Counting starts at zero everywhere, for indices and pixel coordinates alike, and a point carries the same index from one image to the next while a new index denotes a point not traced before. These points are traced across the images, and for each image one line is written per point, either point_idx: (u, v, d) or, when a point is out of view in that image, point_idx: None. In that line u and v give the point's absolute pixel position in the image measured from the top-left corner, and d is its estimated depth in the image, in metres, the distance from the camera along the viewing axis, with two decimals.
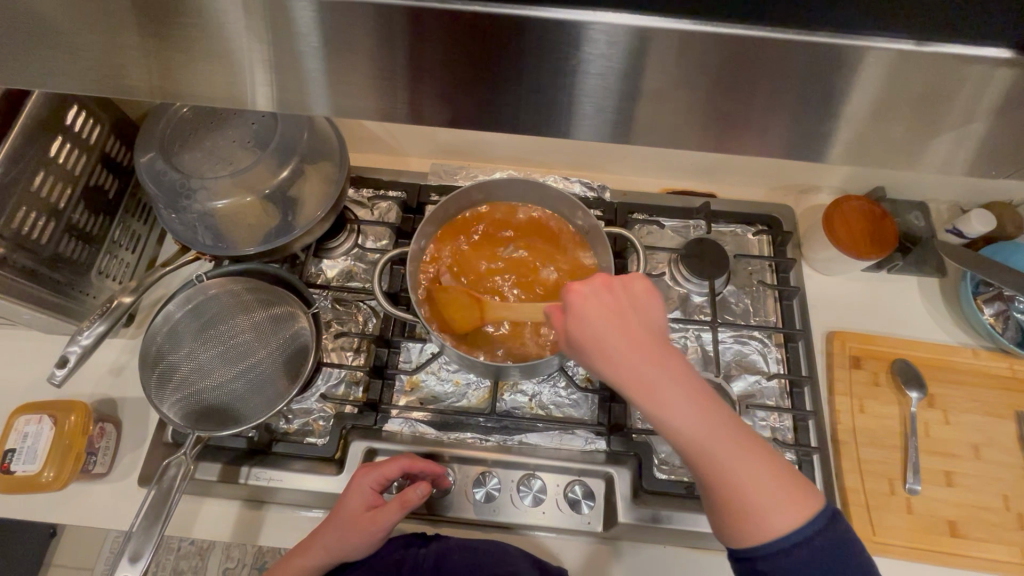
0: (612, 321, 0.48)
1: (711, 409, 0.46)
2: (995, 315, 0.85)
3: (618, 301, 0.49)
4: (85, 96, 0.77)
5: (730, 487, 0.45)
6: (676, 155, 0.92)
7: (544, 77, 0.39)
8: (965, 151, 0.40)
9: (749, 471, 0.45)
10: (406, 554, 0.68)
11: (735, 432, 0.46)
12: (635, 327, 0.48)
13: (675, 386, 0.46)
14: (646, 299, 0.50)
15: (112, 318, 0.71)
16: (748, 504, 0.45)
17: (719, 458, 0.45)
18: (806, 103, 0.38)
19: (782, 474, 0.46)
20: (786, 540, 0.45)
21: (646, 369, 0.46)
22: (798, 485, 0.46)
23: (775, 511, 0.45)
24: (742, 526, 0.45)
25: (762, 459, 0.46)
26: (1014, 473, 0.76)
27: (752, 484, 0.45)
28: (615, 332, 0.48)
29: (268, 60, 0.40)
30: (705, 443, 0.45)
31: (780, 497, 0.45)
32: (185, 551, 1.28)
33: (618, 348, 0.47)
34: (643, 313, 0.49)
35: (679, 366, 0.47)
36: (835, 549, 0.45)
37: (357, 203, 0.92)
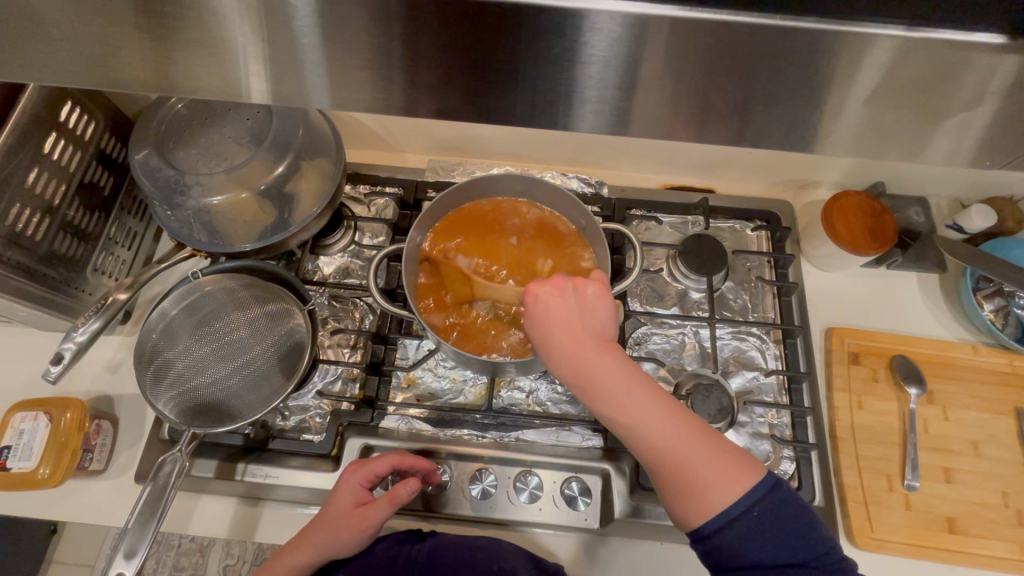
0: (558, 321, 0.55)
1: (648, 396, 0.52)
2: (995, 311, 0.85)
3: (565, 302, 0.56)
4: (80, 92, 0.77)
5: (666, 464, 0.50)
6: (674, 150, 0.92)
7: (536, 67, 0.39)
8: (964, 141, 0.39)
9: (681, 451, 0.50)
10: (401, 550, 0.68)
11: (670, 415, 0.52)
12: (579, 326, 0.55)
13: (611, 377, 0.53)
14: (595, 299, 0.56)
15: (107, 315, 0.71)
16: (686, 479, 0.49)
17: (652, 438, 0.51)
18: (802, 94, 0.38)
19: (720, 451, 0.50)
20: (728, 512, 0.48)
21: (585, 362, 0.54)
22: (738, 460, 0.50)
23: (713, 484, 0.49)
24: (683, 500, 0.49)
25: (697, 440, 0.51)
26: (1014, 469, 0.76)
27: (687, 460, 0.50)
28: (560, 331, 0.55)
29: (259, 52, 0.39)
30: (639, 425, 0.51)
31: (716, 472, 0.49)
32: (185, 548, 1.28)
33: (562, 345, 0.55)
34: (588, 312, 0.56)
35: (618, 360, 0.54)
36: (778, 514, 0.48)
37: (354, 199, 0.92)
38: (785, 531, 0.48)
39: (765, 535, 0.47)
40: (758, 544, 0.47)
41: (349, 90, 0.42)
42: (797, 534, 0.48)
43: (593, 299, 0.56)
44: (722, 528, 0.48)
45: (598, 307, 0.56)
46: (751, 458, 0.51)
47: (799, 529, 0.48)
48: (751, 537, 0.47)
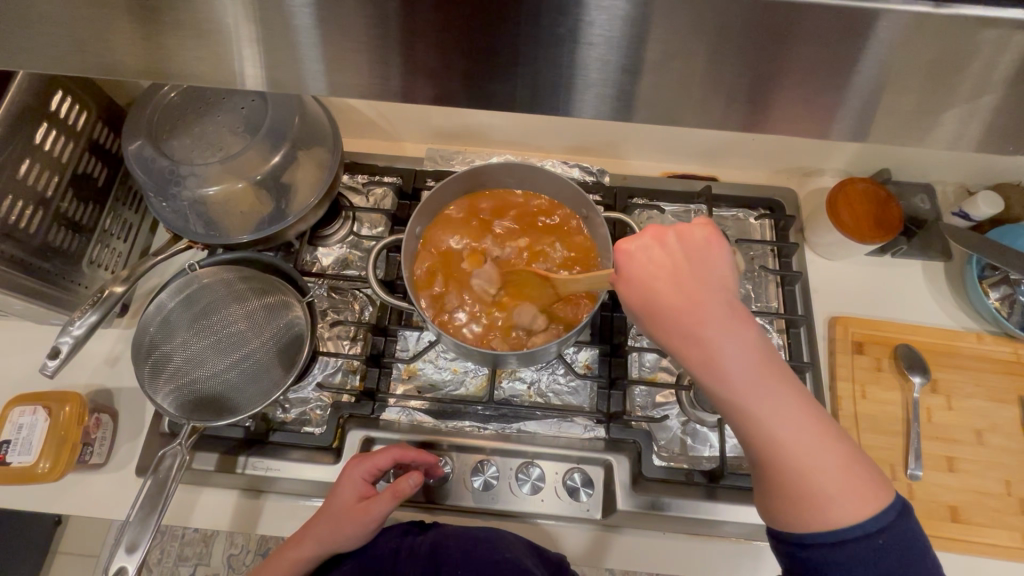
0: (670, 280, 0.48)
1: (779, 379, 0.45)
2: (1001, 299, 0.83)
3: (681, 259, 0.48)
4: (70, 81, 0.75)
5: (787, 465, 0.44)
6: (675, 137, 0.91)
7: (538, 49, 0.38)
8: (978, 124, 0.38)
9: (811, 453, 0.44)
10: (403, 542, 0.68)
11: (801, 405, 0.45)
12: (699, 286, 0.47)
13: (737, 349, 0.45)
14: (712, 253, 0.49)
15: (104, 309, 0.70)
16: (808, 488, 0.44)
17: (779, 434, 0.44)
18: (811, 74, 0.37)
19: (849, 457, 0.45)
20: (847, 531, 0.43)
21: (704, 331, 0.46)
22: (865, 472, 0.45)
23: (842, 499, 0.44)
24: (795, 507, 0.45)
25: (828, 443, 0.45)
26: (1017, 458, 0.76)
27: (813, 465, 0.44)
28: (675, 290, 0.47)
29: (250, 34, 0.38)
30: (767, 416, 0.44)
31: (845, 482, 0.44)
32: (190, 538, 1.29)
33: (675, 308, 0.47)
34: (708, 268, 0.48)
35: (751, 332, 0.46)
36: (904, 546, 0.43)
37: (352, 189, 0.91)
38: (907, 569, 0.43)
39: (882, 563, 0.43)
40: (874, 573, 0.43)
41: (345, 74, 0.40)
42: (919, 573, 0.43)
43: (714, 253, 0.49)
44: (834, 544, 0.43)
45: (716, 265, 0.48)
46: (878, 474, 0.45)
47: (923, 569, 0.43)
48: (866, 561, 0.43)
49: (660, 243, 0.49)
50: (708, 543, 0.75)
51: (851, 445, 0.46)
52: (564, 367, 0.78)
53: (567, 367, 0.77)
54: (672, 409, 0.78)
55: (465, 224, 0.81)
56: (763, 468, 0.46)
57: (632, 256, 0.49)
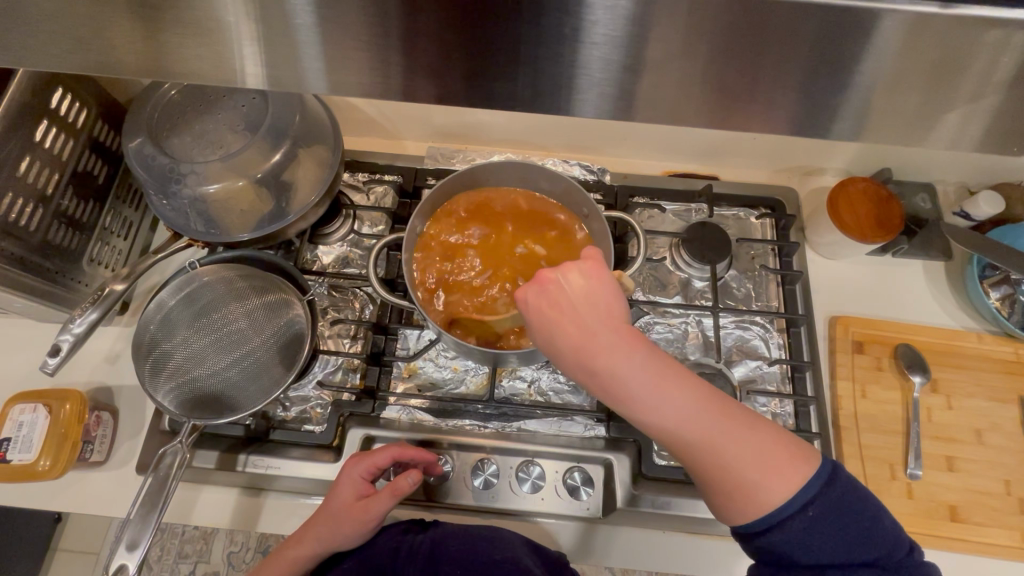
0: (565, 319, 0.47)
1: (683, 388, 0.46)
2: (1002, 299, 0.83)
3: (571, 292, 0.48)
4: (70, 78, 0.75)
5: (714, 466, 0.46)
6: (676, 136, 0.90)
7: (540, 48, 0.38)
8: (978, 125, 0.38)
9: (733, 448, 0.46)
10: (404, 540, 0.68)
11: (713, 405, 0.46)
12: (592, 318, 0.47)
13: (639, 378, 0.46)
14: (597, 280, 0.48)
15: (105, 306, 0.70)
16: (738, 482, 0.46)
17: (699, 443, 0.46)
18: (814, 75, 0.37)
19: (770, 438, 0.47)
20: (784, 511, 0.45)
21: (606, 365, 0.46)
22: (788, 448, 0.47)
23: (770, 483, 0.45)
24: (734, 502, 0.46)
25: (744, 431, 0.46)
26: (1017, 458, 0.76)
27: (737, 458, 0.46)
28: (571, 327, 0.47)
29: (251, 34, 0.38)
30: (682, 427, 0.46)
31: (771, 467, 0.46)
32: (190, 535, 1.29)
33: (576, 347, 0.46)
34: (597, 298, 0.47)
35: (648, 355, 0.46)
36: (837, 510, 0.46)
37: (353, 187, 0.91)
38: (845, 528, 0.45)
39: (820, 534, 0.45)
40: (815, 544, 0.45)
41: (346, 73, 0.40)
42: (857, 531, 0.46)
43: (599, 277, 0.48)
44: (775, 527, 0.45)
45: (602, 291, 0.48)
46: (803, 445, 0.48)
47: (861, 525, 0.46)
48: (806, 536, 0.45)
49: (548, 280, 0.48)
50: (708, 542, 0.76)
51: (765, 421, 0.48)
52: None
53: None
54: None
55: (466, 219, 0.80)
56: (697, 475, 0.47)
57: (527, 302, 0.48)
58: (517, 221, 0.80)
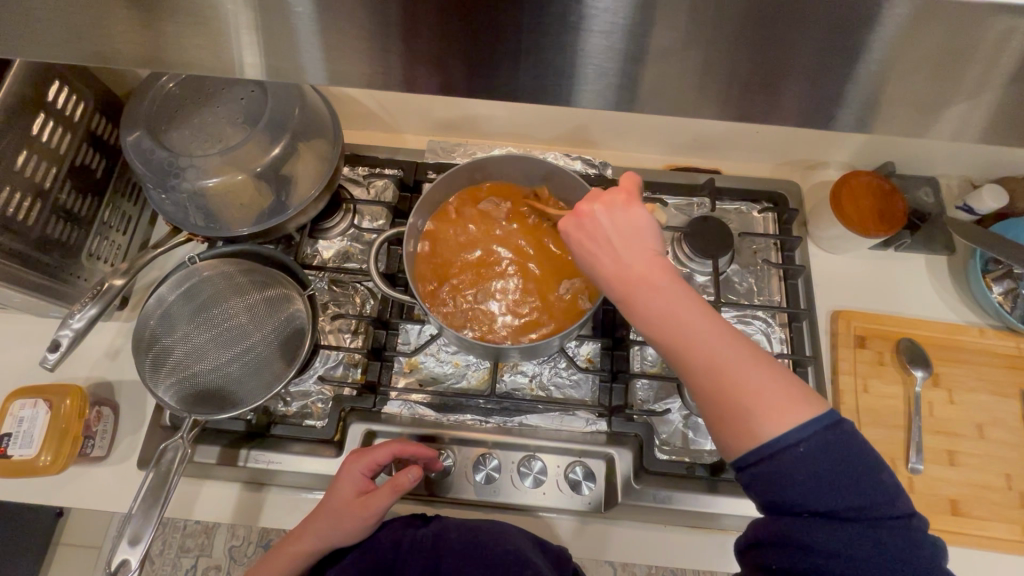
0: (592, 236, 0.53)
1: (696, 309, 0.49)
2: (1004, 293, 0.83)
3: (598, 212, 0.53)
4: (67, 71, 0.75)
5: (711, 387, 0.47)
6: (678, 128, 0.90)
7: (543, 36, 0.37)
8: (981, 118, 0.38)
9: (732, 370, 0.46)
10: (405, 534, 0.68)
11: (727, 333, 0.48)
12: (622, 240, 0.52)
13: (649, 290, 0.50)
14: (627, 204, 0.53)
15: (104, 302, 0.70)
16: (732, 406, 0.46)
17: (699, 358, 0.47)
18: (823, 63, 0.36)
19: (781, 376, 0.46)
20: (773, 445, 0.44)
21: (625, 278, 0.51)
22: (796, 389, 0.45)
23: (765, 414, 0.44)
24: (727, 426, 0.46)
25: (749, 360, 0.47)
26: (1018, 452, 0.76)
27: (735, 382, 0.46)
28: (595, 243, 0.53)
29: (251, 22, 0.37)
30: (684, 343, 0.48)
31: (770, 398, 0.45)
32: (191, 529, 1.30)
33: (596, 256, 0.52)
34: (624, 219, 0.52)
35: (663, 274, 0.50)
36: (828, 452, 0.43)
37: (353, 181, 0.90)
38: (834, 473, 0.43)
39: (806, 473, 0.43)
40: (799, 483, 0.43)
41: (347, 63, 0.40)
42: (848, 477, 0.43)
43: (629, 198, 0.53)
44: (763, 461, 0.44)
45: (634, 220, 0.52)
46: (816, 394, 0.45)
47: (851, 472, 0.43)
48: (791, 473, 0.43)
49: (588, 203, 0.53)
50: (708, 535, 0.76)
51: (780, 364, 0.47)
52: (567, 361, 0.77)
53: (569, 361, 0.76)
54: (674, 403, 0.78)
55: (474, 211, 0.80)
56: (697, 394, 0.48)
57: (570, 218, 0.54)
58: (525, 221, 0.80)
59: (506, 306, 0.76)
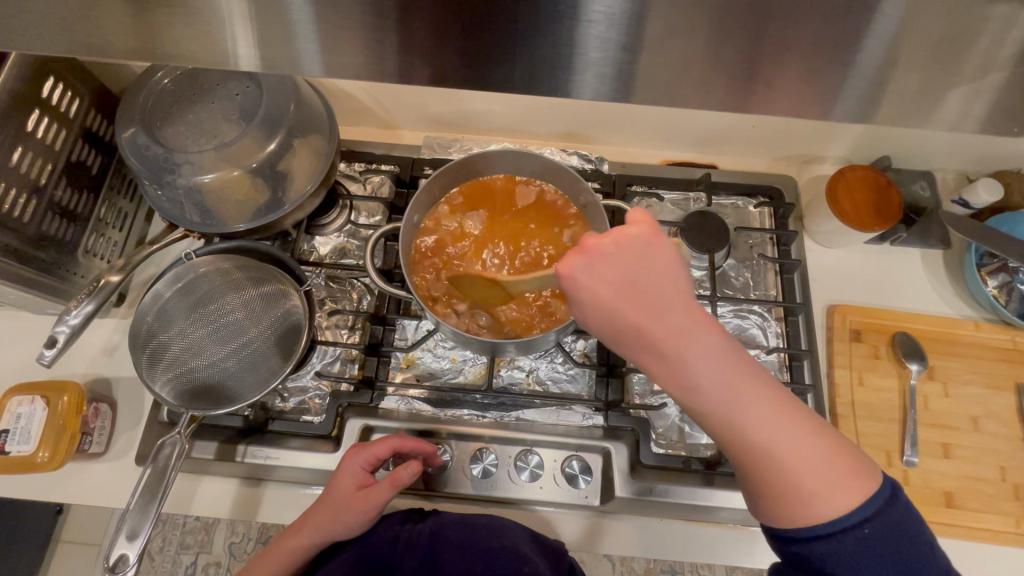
0: (624, 291, 0.46)
1: (744, 379, 0.45)
2: (999, 287, 0.83)
3: (630, 267, 0.46)
4: (61, 68, 0.75)
5: (766, 463, 0.45)
6: (674, 123, 0.90)
7: (537, 27, 0.37)
8: (978, 106, 0.38)
9: (788, 446, 0.45)
10: (403, 530, 0.69)
11: (774, 400, 0.46)
12: (658, 294, 0.45)
13: (698, 358, 0.45)
14: (661, 256, 0.46)
15: (100, 297, 0.70)
16: (789, 483, 0.45)
17: (754, 434, 0.45)
18: (815, 52, 0.36)
19: (824, 444, 0.46)
20: (829, 521, 0.44)
21: (667, 343, 0.45)
22: (839, 454, 0.46)
23: (819, 488, 0.44)
24: (781, 500, 0.45)
25: (799, 430, 0.45)
26: (1013, 444, 0.76)
27: (790, 458, 0.45)
28: (629, 301, 0.46)
29: (244, 13, 0.37)
30: (737, 419, 0.45)
31: (825, 471, 0.45)
32: (191, 526, 1.30)
33: (632, 316, 0.45)
34: (659, 274, 0.46)
35: (708, 335, 0.46)
36: (892, 533, 0.43)
37: (348, 177, 0.90)
38: (901, 554, 0.43)
39: (873, 554, 0.43)
40: (865, 564, 0.43)
41: (340, 54, 0.40)
42: (913, 557, 0.43)
43: (659, 249, 0.46)
44: (820, 539, 0.44)
45: (674, 268, 0.46)
46: (861, 462, 0.45)
47: (915, 552, 0.43)
48: (859, 555, 0.43)
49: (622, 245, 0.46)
50: (704, 529, 0.76)
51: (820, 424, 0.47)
52: (563, 355, 0.78)
53: (566, 356, 0.76)
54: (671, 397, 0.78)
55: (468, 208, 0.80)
56: (746, 466, 0.46)
57: (599, 266, 0.46)
58: (517, 214, 0.80)
59: (501, 303, 0.75)
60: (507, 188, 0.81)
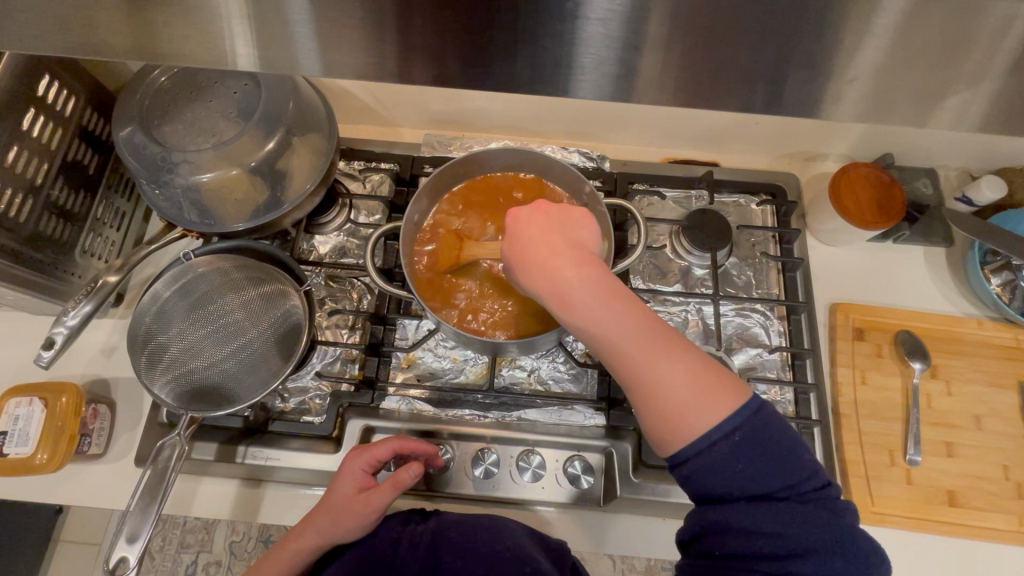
0: (528, 236, 0.52)
1: (630, 309, 0.48)
2: (1003, 285, 0.82)
3: (536, 219, 0.52)
4: (57, 65, 0.74)
5: (648, 385, 0.47)
6: (677, 120, 0.89)
7: (538, 26, 0.36)
8: (978, 106, 0.37)
9: (668, 368, 0.47)
10: (405, 531, 0.68)
11: (662, 331, 0.48)
12: (552, 232, 0.52)
13: (587, 290, 0.48)
14: (564, 214, 0.53)
15: (98, 298, 0.69)
16: (669, 404, 0.46)
17: (636, 359, 0.47)
18: (822, 52, 0.36)
19: (710, 372, 0.47)
20: (708, 437, 0.45)
21: (559, 277, 0.49)
22: (724, 381, 0.47)
23: (699, 407, 0.46)
24: (664, 422, 0.46)
25: (683, 357, 0.47)
26: (1015, 443, 0.76)
27: (670, 380, 0.46)
28: (531, 244, 0.51)
29: (241, 10, 0.36)
30: (622, 345, 0.47)
31: (704, 392, 0.46)
32: (191, 525, 1.30)
33: (532, 256, 0.50)
34: (561, 225, 0.53)
35: (600, 271, 0.50)
36: (753, 436, 0.45)
37: (347, 175, 0.89)
38: (761, 456, 0.45)
39: (736, 458, 0.45)
40: (732, 469, 0.44)
41: (338, 52, 0.39)
42: (774, 460, 0.45)
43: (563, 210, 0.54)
44: (696, 454, 0.45)
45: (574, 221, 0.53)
46: (730, 381, 0.47)
47: (774, 455, 0.45)
48: (721, 462, 0.45)
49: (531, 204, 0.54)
50: None
51: (709, 358, 0.49)
52: (565, 355, 0.77)
53: (567, 355, 0.76)
54: None
55: (468, 206, 0.80)
56: (633, 393, 0.48)
57: (513, 219, 0.53)
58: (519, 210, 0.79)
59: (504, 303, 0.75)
60: (508, 185, 0.80)
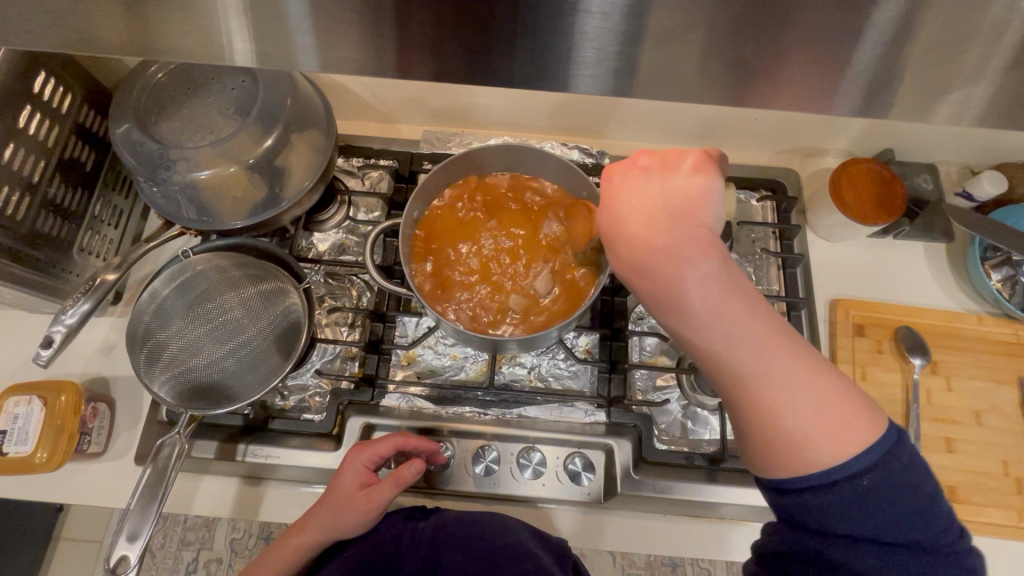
0: (635, 218, 0.47)
1: (748, 313, 0.44)
2: (1003, 281, 0.82)
3: (647, 198, 0.47)
4: (53, 62, 0.73)
5: (758, 402, 0.44)
6: (676, 116, 0.89)
7: (537, 20, 0.36)
8: (977, 102, 0.37)
9: (787, 387, 0.43)
10: (406, 528, 0.69)
11: (783, 340, 0.44)
12: (670, 216, 0.46)
13: (699, 286, 0.44)
14: (687, 190, 0.46)
15: (97, 297, 0.69)
16: (782, 427, 0.43)
17: (749, 371, 0.44)
18: (823, 47, 0.35)
19: (833, 395, 0.43)
20: (823, 471, 0.42)
21: (666, 269, 0.45)
22: (850, 408, 0.43)
23: (818, 436, 0.42)
24: (772, 446, 0.44)
25: (804, 375, 0.44)
26: (1014, 438, 0.76)
27: (786, 400, 0.43)
28: (638, 228, 0.47)
29: (238, 6, 0.36)
30: (735, 353, 0.44)
31: (824, 419, 0.42)
32: (191, 523, 1.30)
33: (638, 240, 0.46)
34: (680, 203, 0.46)
35: (717, 265, 0.45)
36: (884, 482, 0.41)
37: (346, 172, 0.89)
38: (891, 505, 0.41)
39: (862, 503, 0.41)
40: (855, 513, 0.41)
41: (336, 48, 0.39)
42: (905, 510, 0.42)
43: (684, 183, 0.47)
44: (812, 489, 0.42)
45: (697, 199, 0.46)
46: (864, 408, 0.43)
47: (906, 506, 0.42)
48: (844, 504, 0.42)
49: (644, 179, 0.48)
50: (706, 524, 0.76)
51: (835, 378, 0.45)
52: (565, 352, 0.77)
53: (567, 353, 0.76)
54: (673, 393, 0.79)
55: (466, 202, 0.79)
56: (737, 406, 0.45)
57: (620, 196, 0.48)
58: (516, 206, 0.79)
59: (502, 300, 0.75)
60: (507, 182, 0.80)
